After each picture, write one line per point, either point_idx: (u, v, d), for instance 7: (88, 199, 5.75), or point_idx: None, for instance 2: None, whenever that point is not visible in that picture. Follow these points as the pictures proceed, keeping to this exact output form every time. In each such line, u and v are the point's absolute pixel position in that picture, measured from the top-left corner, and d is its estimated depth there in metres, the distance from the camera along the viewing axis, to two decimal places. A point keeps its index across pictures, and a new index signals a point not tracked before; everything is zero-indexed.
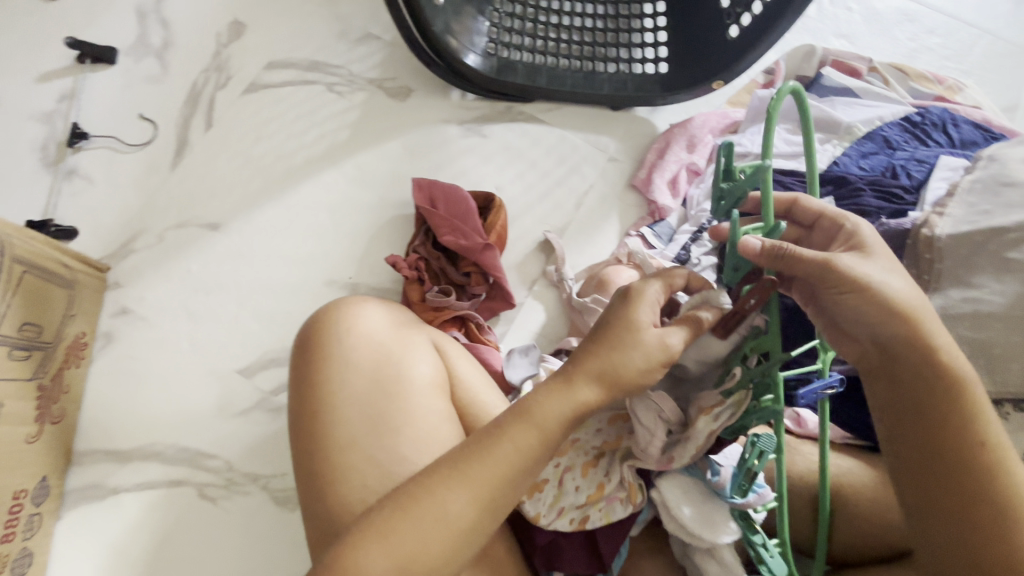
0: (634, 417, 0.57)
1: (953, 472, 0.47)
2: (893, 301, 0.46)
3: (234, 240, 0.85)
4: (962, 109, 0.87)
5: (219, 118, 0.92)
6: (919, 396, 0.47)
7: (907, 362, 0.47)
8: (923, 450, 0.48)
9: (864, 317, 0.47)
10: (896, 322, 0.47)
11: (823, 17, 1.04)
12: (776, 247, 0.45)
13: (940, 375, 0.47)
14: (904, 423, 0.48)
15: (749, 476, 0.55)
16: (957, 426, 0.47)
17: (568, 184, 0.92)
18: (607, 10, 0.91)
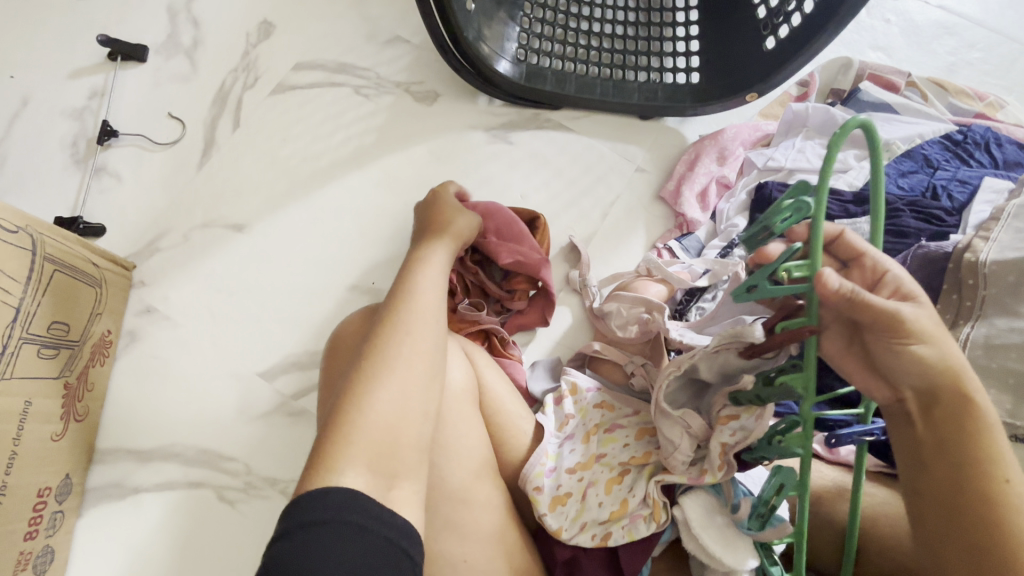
0: (662, 432, 0.61)
1: (983, 518, 0.44)
2: (939, 352, 0.45)
3: (258, 242, 0.85)
4: (1005, 127, 0.84)
5: (246, 118, 0.92)
6: (953, 442, 0.46)
7: (946, 410, 0.46)
8: (954, 493, 0.45)
9: (905, 366, 0.45)
10: (941, 374, 0.45)
11: (860, 28, 1.01)
12: (853, 290, 0.43)
13: (979, 424, 0.45)
14: (933, 466, 0.46)
15: (768, 507, 0.54)
16: (993, 477, 0.45)
17: (594, 194, 0.91)
18: (638, 18, 0.90)
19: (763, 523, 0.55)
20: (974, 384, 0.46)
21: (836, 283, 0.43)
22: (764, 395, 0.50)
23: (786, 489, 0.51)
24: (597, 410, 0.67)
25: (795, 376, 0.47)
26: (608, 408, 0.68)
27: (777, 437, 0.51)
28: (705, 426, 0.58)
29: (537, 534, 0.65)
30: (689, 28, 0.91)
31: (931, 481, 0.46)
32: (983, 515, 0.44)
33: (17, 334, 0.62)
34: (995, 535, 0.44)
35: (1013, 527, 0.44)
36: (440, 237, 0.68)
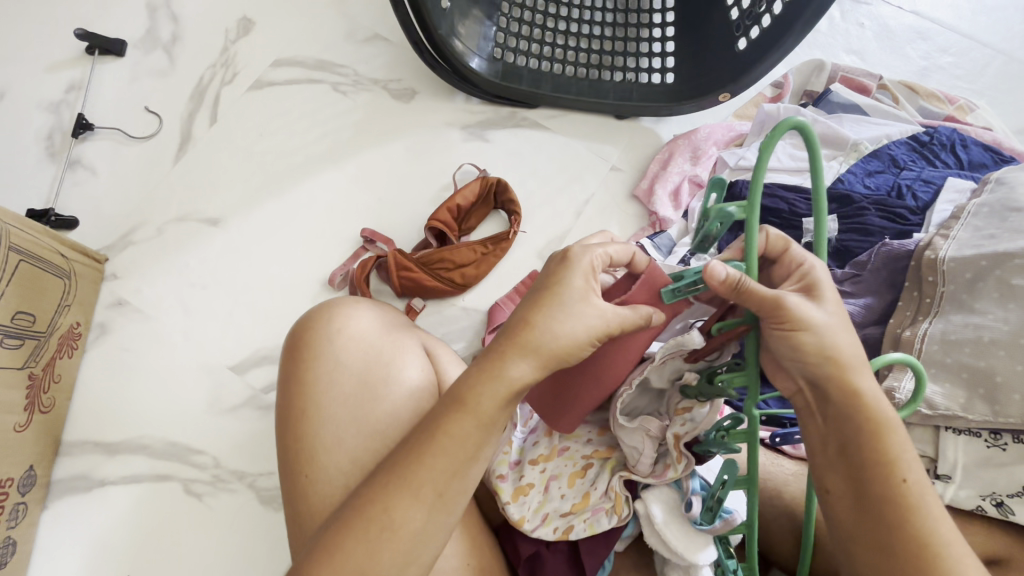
0: (622, 437, 0.59)
1: (887, 523, 0.42)
2: (829, 346, 0.45)
3: (233, 236, 0.85)
4: (972, 130, 0.85)
5: (223, 114, 0.92)
6: (853, 441, 0.44)
7: (840, 407, 0.45)
8: (858, 496, 0.44)
9: (800, 363, 0.45)
10: (830, 365, 0.44)
11: (834, 32, 1.03)
12: (738, 280, 0.44)
13: (874, 420, 0.44)
14: (839, 469, 0.45)
15: (716, 499, 0.55)
16: (893, 478, 0.43)
17: (569, 192, 0.91)
18: (615, 18, 0.92)
19: (713, 517, 0.56)
20: (866, 380, 0.45)
21: (723, 275, 0.44)
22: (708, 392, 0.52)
23: (731, 482, 0.53)
24: None
25: (737, 375, 0.49)
26: None
27: (722, 433, 0.54)
28: (663, 425, 0.58)
29: (499, 530, 0.65)
30: (665, 29, 0.93)
31: (835, 480, 0.45)
32: (885, 520, 0.42)
33: None
34: (900, 534, 0.42)
35: (916, 528, 0.42)
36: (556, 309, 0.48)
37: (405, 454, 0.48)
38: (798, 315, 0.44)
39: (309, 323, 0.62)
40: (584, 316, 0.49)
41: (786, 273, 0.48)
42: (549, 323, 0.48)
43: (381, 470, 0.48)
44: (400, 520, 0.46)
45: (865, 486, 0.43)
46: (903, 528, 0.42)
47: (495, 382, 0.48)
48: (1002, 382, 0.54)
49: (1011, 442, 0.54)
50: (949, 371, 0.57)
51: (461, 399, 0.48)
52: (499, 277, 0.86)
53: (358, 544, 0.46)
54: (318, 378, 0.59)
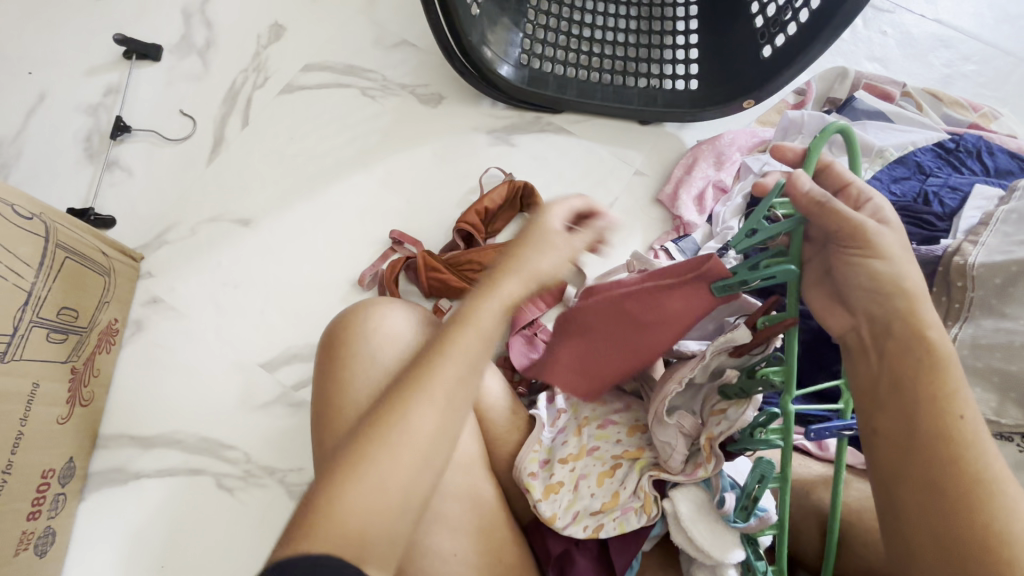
0: (656, 430, 0.61)
1: (937, 455, 0.42)
2: (902, 277, 0.45)
3: (264, 237, 0.87)
4: (997, 137, 0.86)
5: (255, 117, 0.94)
6: (910, 371, 0.44)
7: (903, 337, 0.45)
8: (910, 426, 0.43)
9: (867, 289, 0.46)
10: (896, 297, 0.45)
11: (857, 39, 1.03)
12: (823, 198, 0.44)
13: (938, 355, 0.44)
14: (891, 405, 0.45)
15: (750, 498, 0.55)
16: (950, 411, 0.43)
17: (593, 196, 0.92)
18: (639, 25, 0.93)
19: (748, 516, 0.56)
20: (934, 317, 0.45)
21: (807, 187, 0.45)
22: (748, 387, 0.53)
23: (767, 480, 0.52)
24: (588, 405, 0.68)
25: (778, 368, 0.50)
26: (598, 403, 0.69)
27: (758, 429, 0.54)
28: (697, 422, 0.59)
29: (528, 527, 0.66)
30: (688, 36, 0.94)
31: (884, 417, 0.45)
32: (936, 453, 0.42)
33: (28, 317, 0.65)
34: (951, 468, 0.42)
35: (969, 463, 0.41)
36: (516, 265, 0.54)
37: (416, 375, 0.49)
38: (876, 240, 0.45)
39: (346, 322, 0.64)
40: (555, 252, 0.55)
41: (855, 208, 0.49)
42: (528, 258, 0.54)
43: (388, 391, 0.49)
44: (414, 424, 0.47)
45: (917, 417, 0.43)
46: (955, 460, 0.42)
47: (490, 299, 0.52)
48: None
49: None
50: (981, 375, 0.57)
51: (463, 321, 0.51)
52: None
53: (374, 455, 0.46)
54: (352, 377, 0.60)
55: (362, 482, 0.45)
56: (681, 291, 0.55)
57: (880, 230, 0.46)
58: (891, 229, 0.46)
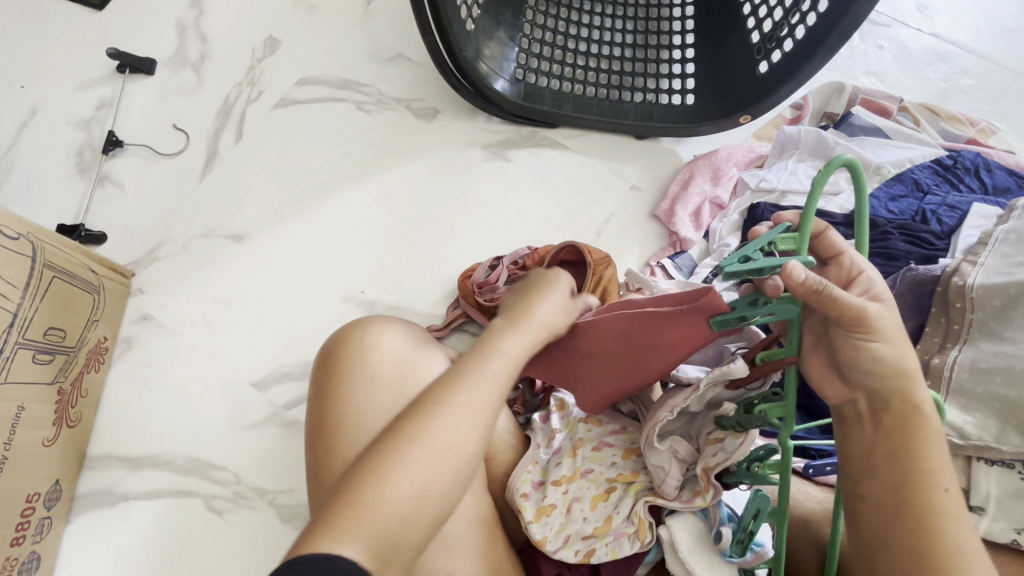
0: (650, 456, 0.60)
1: (917, 528, 0.44)
2: (900, 358, 0.46)
3: (257, 252, 0.86)
4: (994, 153, 0.85)
5: (248, 131, 0.94)
6: (901, 449, 0.46)
7: (897, 413, 0.46)
8: (896, 500, 0.45)
9: (864, 368, 0.46)
10: (895, 376, 0.46)
11: (853, 53, 1.03)
12: (819, 285, 0.44)
13: (927, 433, 0.46)
14: (884, 477, 0.46)
15: (747, 532, 0.55)
16: (939, 488, 0.44)
17: (589, 212, 0.92)
18: (635, 40, 0.93)
19: (744, 550, 0.56)
20: (925, 396, 0.47)
21: (802, 276, 0.43)
22: (744, 423, 0.53)
23: (763, 516, 0.52)
24: (584, 426, 0.67)
25: (776, 406, 0.50)
26: (595, 422, 0.67)
27: (755, 464, 0.54)
28: (691, 448, 0.58)
29: (522, 551, 0.65)
30: (685, 50, 0.94)
31: (877, 488, 0.46)
32: (917, 526, 0.44)
33: (13, 339, 0.64)
34: (935, 543, 0.43)
35: (951, 538, 0.43)
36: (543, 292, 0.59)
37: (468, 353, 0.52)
38: (876, 323, 0.46)
39: (340, 339, 0.63)
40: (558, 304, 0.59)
41: (843, 280, 0.50)
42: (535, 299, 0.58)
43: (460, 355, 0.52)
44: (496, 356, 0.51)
45: (910, 491, 0.45)
46: (942, 535, 0.43)
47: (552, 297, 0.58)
48: None
49: None
50: (981, 401, 0.56)
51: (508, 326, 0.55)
52: None
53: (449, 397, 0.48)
54: (351, 391, 0.60)
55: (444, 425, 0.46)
56: (676, 323, 0.54)
57: (880, 308, 0.47)
58: (886, 308, 0.47)
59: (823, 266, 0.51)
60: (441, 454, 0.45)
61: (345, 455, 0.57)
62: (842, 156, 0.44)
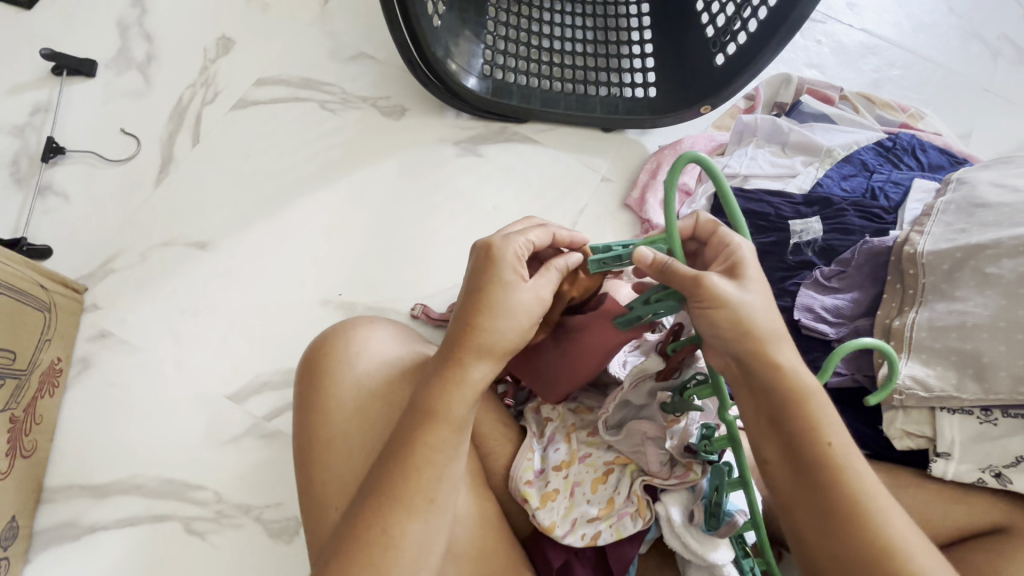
0: (623, 442, 0.62)
1: (820, 484, 0.46)
2: (747, 321, 0.49)
3: (224, 260, 0.82)
4: (925, 135, 0.93)
5: (206, 134, 0.89)
6: (781, 411, 0.48)
7: (761, 377, 0.49)
8: (791, 459, 0.48)
9: (718, 335, 0.49)
10: (746, 340, 0.48)
11: (795, 48, 1.11)
12: (664, 262, 0.50)
13: (793, 389, 0.48)
14: (772, 438, 0.49)
15: (715, 502, 0.58)
16: (818, 440, 0.47)
17: (563, 204, 0.93)
18: (596, 36, 0.96)
19: (718, 521, 0.58)
20: (786, 354, 0.49)
21: (649, 257, 0.51)
22: (681, 408, 0.58)
23: (725, 485, 0.56)
24: (575, 414, 0.67)
25: (705, 387, 0.57)
26: (586, 411, 0.68)
27: (706, 442, 0.58)
28: (660, 426, 0.61)
29: (528, 541, 0.65)
30: (644, 45, 0.97)
31: (772, 448, 0.49)
32: (821, 482, 0.46)
33: None
34: (832, 494, 0.46)
35: (846, 485, 0.46)
36: (499, 306, 0.52)
37: (406, 432, 0.51)
38: (716, 290, 0.48)
39: (325, 345, 0.61)
40: (520, 318, 0.52)
41: (716, 254, 0.53)
42: (491, 324, 0.52)
43: (412, 413, 0.52)
44: (451, 412, 0.52)
45: (798, 448, 0.47)
46: (837, 488, 0.46)
47: (514, 316, 0.52)
48: (989, 363, 0.58)
49: (1001, 417, 0.58)
50: (938, 355, 0.61)
51: (452, 373, 0.52)
52: None
53: (409, 474, 0.50)
54: (326, 407, 0.58)
55: (410, 514, 0.49)
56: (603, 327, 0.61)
57: (728, 280, 0.50)
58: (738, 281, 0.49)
59: (703, 246, 0.56)
60: (403, 553, 0.49)
61: (328, 478, 0.56)
62: (689, 153, 0.50)
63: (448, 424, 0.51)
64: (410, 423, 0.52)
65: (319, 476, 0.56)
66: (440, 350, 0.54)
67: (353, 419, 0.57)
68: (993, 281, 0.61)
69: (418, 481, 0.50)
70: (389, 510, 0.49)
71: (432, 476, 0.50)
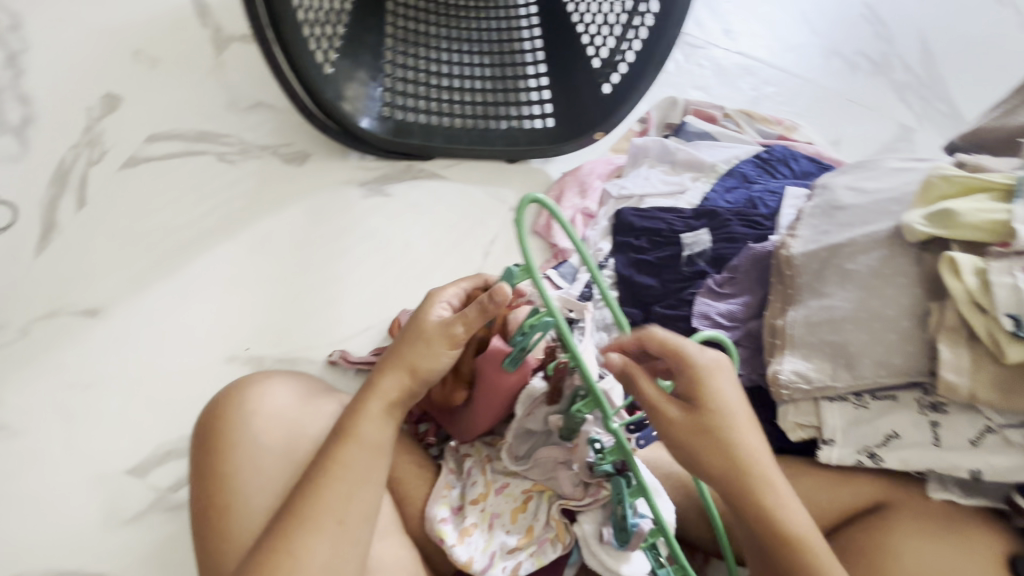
0: (533, 466, 0.64)
1: (743, 511, 0.55)
2: (680, 380, 0.56)
3: (118, 325, 0.78)
4: (798, 145, 1.02)
5: (93, 196, 0.86)
6: (701, 456, 0.55)
7: (681, 428, 0.55)
8: (721, 495, 0.55)
9: (647, 389, 0.56)
10: (668, 395, 0.55)
11: (681, 73, 1.19)
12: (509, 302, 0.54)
13: (708, 434, 0.55)
14: (698, 476, 0.56)
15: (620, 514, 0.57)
16: (741, 478, 0.54)
17: (473, 236, 0.94)
18: (492, 72, 1.01)
19: (627, 534, 0.57)
20: (712, 406, 0.55)
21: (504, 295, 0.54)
22: (571, 426, 0.60)
23: (626, 496, 0.56)
24: (490, 446, 0.69)
25: (587, 402, 0.58)
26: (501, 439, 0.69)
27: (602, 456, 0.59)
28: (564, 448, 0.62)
29: None
30: (539, 79, 1.01)
31: (706, 485, 0.56)
32: (743, 510, 0.55)
33: None
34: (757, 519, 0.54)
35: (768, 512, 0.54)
36: (420, 334, 0.58)
37: (324, 451, 0.55)
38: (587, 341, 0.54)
39: (225, 401, 0.59)
40: (441, 346, 0.57)
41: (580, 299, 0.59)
42: (412, 351, 0.57)
43: (333, 437, 0.55)
44: (370, 435, 0.55)
45: (722, 484, 0.55)
46: (760, 515, 0.54)
47: (433, 342, 0.57)
48: (856, 351, 0.63)
49: (871, 400, 0.63)
50: (816, 349, 0.65)
51: (372, 397, 0.57)
52: None
53: (322, 495, 0.52)
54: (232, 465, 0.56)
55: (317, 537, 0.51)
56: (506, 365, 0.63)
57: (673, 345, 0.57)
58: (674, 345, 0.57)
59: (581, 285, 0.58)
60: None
61: (234, 536, 0.54)
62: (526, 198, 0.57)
63: (366, 446, 0.54)
64: (329, 446, 0.55)
65: (224, 534, 0.54)
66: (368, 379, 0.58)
67: (263, 473, 0.56)
68: (854, 277, 0.66)
69: (331, 502, 0.52)
70: (295, 531, 0.51)
71: (344, 497, 0.53)
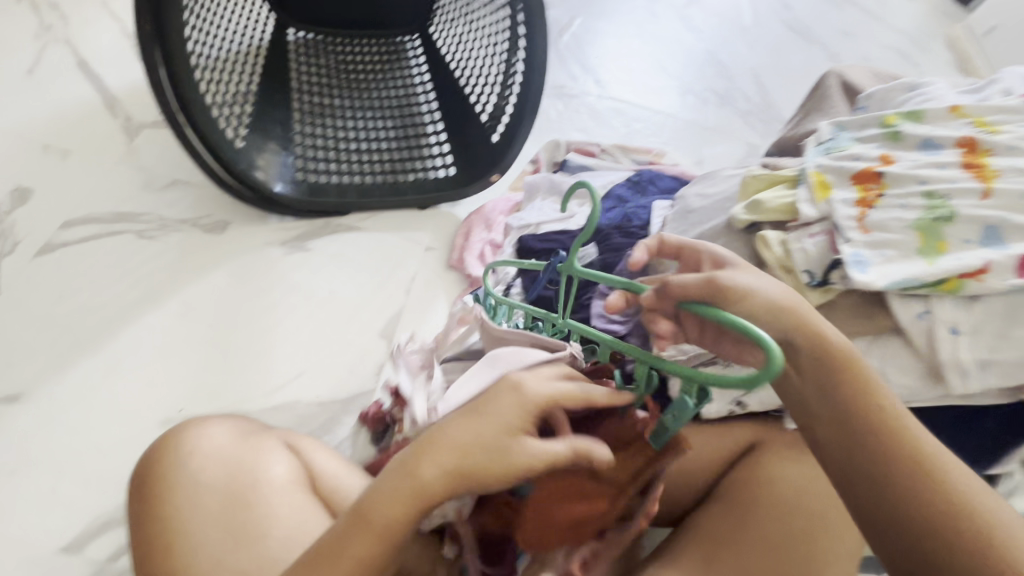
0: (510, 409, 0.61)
1: (879, 456, 0.47)
2: (773, 299, 0.50)
3: (43, 407, 0.79)
4: (665, 168, 1.20)
5: (7, 286, 0.87)
6: (840, 403, 0.49)
7: (805, 355, 0.50)
8: (852, 455, 0.48)
9: (767, 321, 0.50)
10: (785, 314, 0.50)
11: (564, 120, 1.39)
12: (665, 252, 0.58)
13: (848, 363, 0.50)
14: (826, 421, 0.49)
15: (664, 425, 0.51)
16: (872, 404, 0.48)
17: (394, 277, 1.03)
18: (396, 134, 1.13)
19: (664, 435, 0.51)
20: (830, 329, 0.51)
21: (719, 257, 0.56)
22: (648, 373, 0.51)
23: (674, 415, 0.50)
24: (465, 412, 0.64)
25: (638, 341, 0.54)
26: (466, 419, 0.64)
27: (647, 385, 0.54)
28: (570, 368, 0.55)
29: None
30: (438, 135, 1.16)
31: (823, 423, 0.50)
32: (872, 450, 0.47)
33: None
34: (906, 463, 0.47)
35: (909, 446, 0.47)
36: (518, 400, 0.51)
37: (360, 506, 0.51)
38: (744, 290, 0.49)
39: (159, 450, 0.65)
40: (529, 410, 0.51)
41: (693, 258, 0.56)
42: (500, 412, 0.51)
43: (380, 492, 0.50)
44: (423, 486, 0.49)
45: (856, 415, 0.48)
46: (907, 467, 0.47)
47: (518, 413, 0.51)
48: None
49: None
50: None
51: (436, 450, 0.50)
52: (349, 365, 0.93)
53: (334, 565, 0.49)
54: (171, 508, 0.62)
55: None
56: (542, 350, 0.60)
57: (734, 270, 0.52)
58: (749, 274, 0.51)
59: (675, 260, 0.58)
60: None
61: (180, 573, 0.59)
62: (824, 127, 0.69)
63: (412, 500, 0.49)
64: (367, 501, 0.50)
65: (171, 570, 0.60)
66: (457, 413, 0.53)
67: (200, 511, 0.62)
68: None
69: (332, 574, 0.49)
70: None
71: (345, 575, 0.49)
